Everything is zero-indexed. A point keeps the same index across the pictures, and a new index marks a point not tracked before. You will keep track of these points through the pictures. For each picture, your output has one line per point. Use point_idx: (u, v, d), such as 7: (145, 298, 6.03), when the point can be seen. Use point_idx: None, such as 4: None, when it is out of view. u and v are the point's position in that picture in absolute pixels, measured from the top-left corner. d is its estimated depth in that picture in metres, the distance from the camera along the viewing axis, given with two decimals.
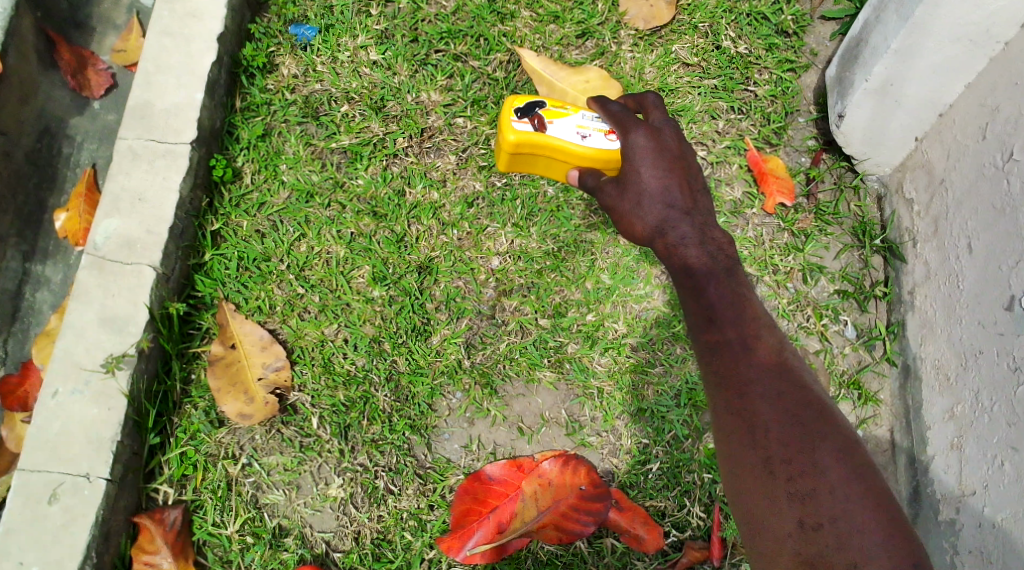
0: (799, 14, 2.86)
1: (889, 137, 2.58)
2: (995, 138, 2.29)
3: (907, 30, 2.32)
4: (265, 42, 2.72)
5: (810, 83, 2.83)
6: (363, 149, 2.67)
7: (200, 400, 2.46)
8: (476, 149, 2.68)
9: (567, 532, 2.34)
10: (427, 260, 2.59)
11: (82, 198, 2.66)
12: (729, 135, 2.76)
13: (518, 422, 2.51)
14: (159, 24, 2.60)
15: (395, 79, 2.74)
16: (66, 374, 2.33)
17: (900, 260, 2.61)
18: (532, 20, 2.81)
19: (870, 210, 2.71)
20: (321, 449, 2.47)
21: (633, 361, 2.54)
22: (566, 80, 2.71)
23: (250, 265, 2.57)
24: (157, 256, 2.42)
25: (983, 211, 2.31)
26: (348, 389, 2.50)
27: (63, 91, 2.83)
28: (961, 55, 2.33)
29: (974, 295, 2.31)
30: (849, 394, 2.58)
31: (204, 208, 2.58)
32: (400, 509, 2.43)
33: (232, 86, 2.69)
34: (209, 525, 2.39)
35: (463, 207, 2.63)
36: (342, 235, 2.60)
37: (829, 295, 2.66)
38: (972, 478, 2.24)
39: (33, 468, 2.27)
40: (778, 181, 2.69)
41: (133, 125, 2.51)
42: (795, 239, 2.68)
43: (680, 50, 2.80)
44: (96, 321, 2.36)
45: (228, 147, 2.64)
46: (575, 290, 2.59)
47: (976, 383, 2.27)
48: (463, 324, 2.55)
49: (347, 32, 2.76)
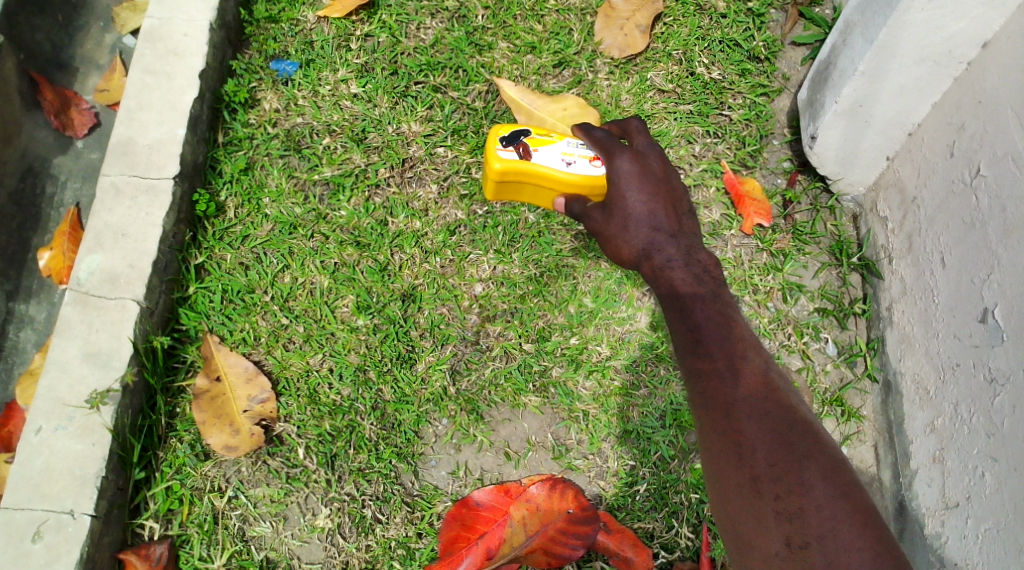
0: (769, 40, 2.93)
1: (862, 157, 2.63)
2: (963, 155, 2.34)
3: (873, 53, 2.37)
4: (247, 78, 2.76)
5: (783, 106, 2.89)
6: (345, 180, 2.70)
7: (186, 434, 2.45)
8: (457, 178, 2.72)
9: (557, 556, 2.34)
10: (411, 288, 2.61)
11: (65, 236, 2.67)
12: (705, 158, 2.81)
13: (505, 447, 2.52)
14: (142, 62, 2.64)
15: (375, 111, 2.77)
16: (50, 411, 2.33)
17: (877, 277, 2.65)
18: (509, 51, 2.86)
19: (847, 229, 2.76)
20: (308, 479, 2.46)
21: (618, 383, 2.56)
22: (544, 108, 2.75)
23: (234, 297, 2.58)
24: (140, 289, 2.43)
25: (954, 226, 2.35)
26: (334, 419, 2.50)
27: (46, 131, 2.85)
28: (926, 75, 2.38)
29: (949, 308, 2.35)
30: (832, 411, 2.59)
31: (187, 242, 2.59)
32: (388, 538, 2.42)
33: (214, 122, 2.72)
34: (196, 559, 2.37)
35: (445, 234, 2.65)
36: (326, 265, 2.62)
37: (809, 313, 2.69)
38: (955, 491, 2.26)
39: (17, 506, 2.26)
40: (755, 203, 2.73)
41: (116, 161, 2.53)
42: (773, 259, 2.72)
43: (656, 77, 2.86)
44: (79, 357, 2.37)
45: (211, 182, 2.66)
46: (559, 315, 2.61)
47: (955, 395, 2.29)
48: (449, 351, 2.56)
49: (327, 66, 2.81)
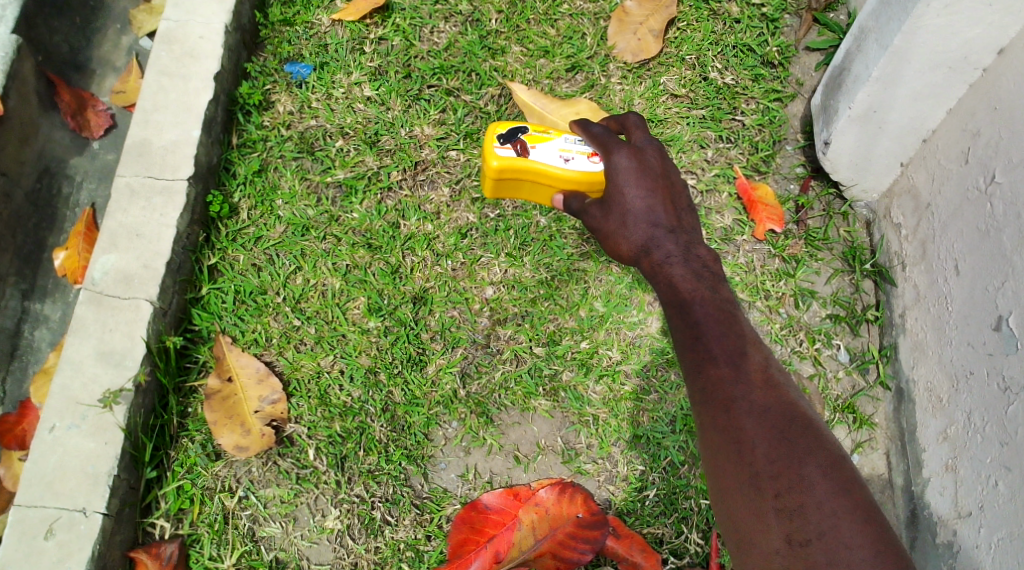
0: (783, 45, 2.92)
1: (875, 163, 2.62)
2: (978, 161, 2.32)
3: (887, 59, 2.36)
4: (261, 80, 2.78)
5: (796, 111, 2.88)
6: (357, 182, 2.71)
7: (197, 434, 2.46)
8: (469, 181, 2.72)
9: (565, 560, 2.34)
10: (422, 290, 2.61)
11: (81, 237, 2.69)
12: (718, 164, 2.81)
13: (515, 450, 2.52)
14: (158, 64, 2.66)
15: (389, 114, 2.79)
16: (63, 409, 2.34)
17: (890, 284, 2.63)
18: (523, 55, 2.87)
19: (860, 236, 2.74)
20: (318, 481, 2.47)
21: (629, 388, 2.55)
22: (556, 112, 2.74)
23: (246, 298, 2.60)
24: (154, 290, 2.45)
25: (969, 233, 2.34)
26: (345, 420, 2.51)
27: (62, 132, 2.88)
28: (941, 81, 2.38)
29: (962, 316, 2.33)
30: (844, 418, 2.58)
31: (201, 243, 2.61)
32: (397, 540, 2.42)
33: (229, 124, 2.74)
34: (206, 559, 2.38)
35: (457, 238, 2.66)
36: (338, 267, 2.63)
37: (821, 319, 2.68)
38: (967, 500, 2.25)
39: (30, 503, 2.27)
40: (767, 208, 2.72)
41: (131, 163, 2.55)
42: (786, 265, 2.71)
43: (669, 82, 2.85)
44: (93, 356, 2.38)
45: (225, 183, 2.68)
46: (569, 318, 2.60)
47: (968, 404, 2.28)
48: (459, 353, 2.57)
49: (341, 69, 2.82)
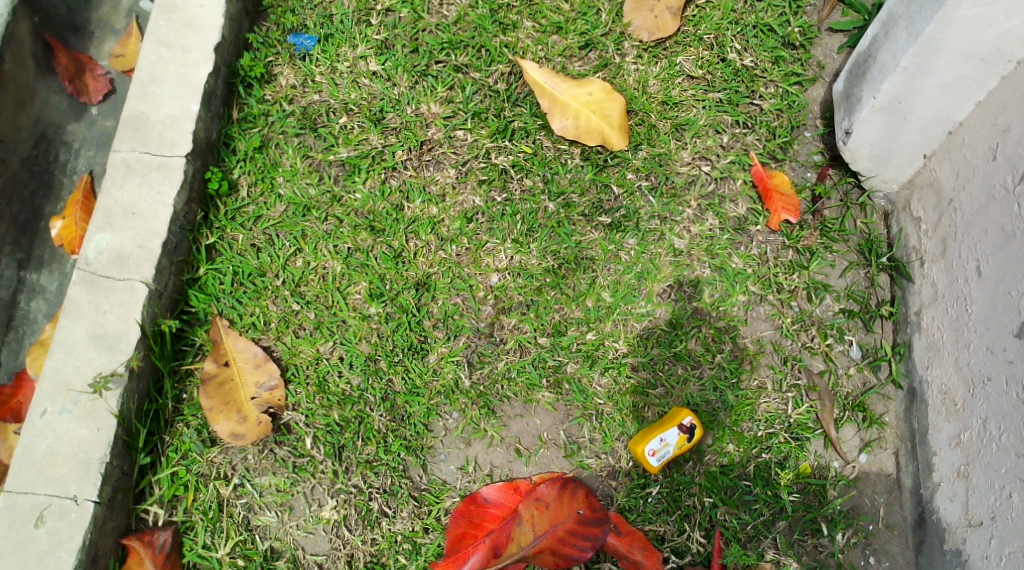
0: (806, 25, 2.81)
1: (898, 155, 2.52)
2: (1006, 159, 2.23)
3: (919, 48, 2.26)
4: (263, 52, 2.69)
5: (816, 96, 2.77)
6: (361, 161, 2.63)
7: (193, 419, 2.42)
8: (476, 162, 2.64)
9: (565, 557, 2.29)
10: (425, 276, 2.55)
11: (78, 207, 2.64)
12: (733, 149, 2.71)
13: (516, 443, 2.47)
14: (156, 33, 2.55)
15: (395, 90, 2.69)
16: (55, 393, 2.29)
17: (906, 279, 2.55)
18: (535, 30, 2.75)
19: (877, 228, 2.66)
20: (315, 470, 2.43)
21: (634, 382, 2.50)
22: (568, 93, 2.64)
23: (244, 280, 2.54)
24: (149, 271, 2.38)
25: (994, 234, 2.25)
26: (343, 409, 2.46)
27: (60, 96, 2.80)
28: (973, 73, 2.28)
29: (982, 320, 2.26)
30: (853, 417, 2.52)
31: (199, 222, 2.54)
32: (394, 533, 2.38)
33: (229, 97, 2.64)
34: (200, 547, 2.35)
35: (462, 222, 2.59)
36: (339, 250, 2.56)
37: (833, 314, 2.60)
38: (979, 509, 2.20)
39: (20, 489, 2.23)
40: (783, 198, 2.62)
41: (128, 137, 2.47)
42: (799, 256, 2.63)
43: (685, 63, 2.75)
44: (86, 339, 2.33)
45: (224, 160, 2.60)
46: (576, 308, 2.54)
47: (984, 411, 2.22)
48: (461, 342, 2.51)
49: (346, 41, 2.72)
